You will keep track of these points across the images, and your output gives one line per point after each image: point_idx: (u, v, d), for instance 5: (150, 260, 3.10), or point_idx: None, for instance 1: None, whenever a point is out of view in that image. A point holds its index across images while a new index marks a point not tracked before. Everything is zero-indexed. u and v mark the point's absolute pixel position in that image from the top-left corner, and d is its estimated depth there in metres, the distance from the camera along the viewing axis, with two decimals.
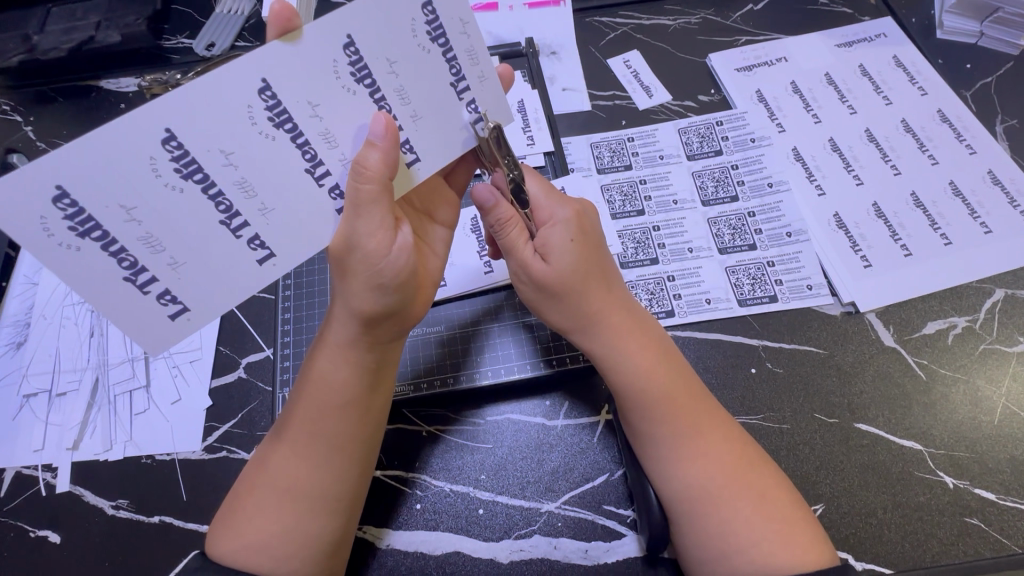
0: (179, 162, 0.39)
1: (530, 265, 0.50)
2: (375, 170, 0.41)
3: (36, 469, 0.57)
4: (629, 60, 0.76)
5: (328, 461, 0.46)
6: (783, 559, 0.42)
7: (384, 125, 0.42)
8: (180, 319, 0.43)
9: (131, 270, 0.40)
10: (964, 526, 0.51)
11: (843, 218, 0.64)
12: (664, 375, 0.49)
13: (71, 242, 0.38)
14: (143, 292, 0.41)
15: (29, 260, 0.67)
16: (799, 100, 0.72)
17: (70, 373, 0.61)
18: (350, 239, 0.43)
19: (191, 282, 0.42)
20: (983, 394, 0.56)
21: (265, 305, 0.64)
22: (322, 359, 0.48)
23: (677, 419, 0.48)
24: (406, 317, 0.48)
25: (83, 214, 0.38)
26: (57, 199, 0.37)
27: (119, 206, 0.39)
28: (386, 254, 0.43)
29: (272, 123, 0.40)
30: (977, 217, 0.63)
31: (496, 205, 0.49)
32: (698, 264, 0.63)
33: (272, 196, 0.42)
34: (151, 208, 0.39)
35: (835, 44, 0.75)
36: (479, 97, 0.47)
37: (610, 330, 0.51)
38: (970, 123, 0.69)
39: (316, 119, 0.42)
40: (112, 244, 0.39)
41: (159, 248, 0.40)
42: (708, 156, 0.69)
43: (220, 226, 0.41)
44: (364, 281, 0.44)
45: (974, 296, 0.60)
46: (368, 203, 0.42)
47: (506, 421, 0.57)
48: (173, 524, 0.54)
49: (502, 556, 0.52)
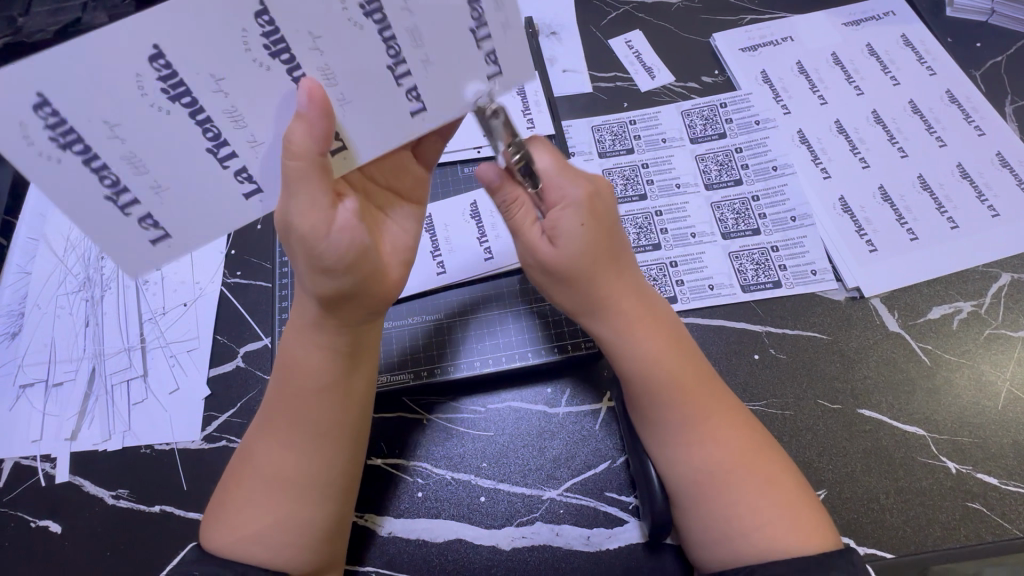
0: (166, 82, 0.37)
1: (538, 249, 0.48)
2: (301, 146, 0.39)
3: (34, 459, 0.56)
4: (631, 40, 0.74)
5: (312, 446, 0.46)
6: (790, 543, 0.42)
7: (308, 92, 0.38)
8: (162, 245, 0.42)
9: (113, 188, 0.39)
10: (967, 510, 0.51)
11: (848, 202, 0.63)
12: (675, 360, 0.49)
13: (51, 153, 0.37)
14: (125, 214, 0.40)
15: (21, 250, 0.66)
16: (805, 81, 0.70)
17: (66, 363, 0.60)
18: (286, 220, 0.41)
19: (174, 209, 0.41)
20: (987, 379, 0.56)
21: (262, 293, 0.63)
22: (294, 344, 0.47)
23: (684, 405, 0.47)
24: (371, 301, 0.45)
25: (66, 124, 0.37)
26: (38, 106, 0.36)
27: (103, 120, 0.37)
28: (325, 234, 0.40)
29: (268, 52, 0.39)
30: (984, 200, 0.62)
31: (500, 186, 0.48)
32: (701, 250, 0.63)
33: (261, 128, 0.41)
34: (136, 128, 0.38)
35: (843, 22, 0.73)
36: (501, 49, 0.43)
37: (621, 315, 0.50)
38: (979, 103, 0.67)
39: (317, 53, 0.40)
40: (94, 159, 0.38)
41: (142, 169, 0.39)
42: (712, 139, 0.68)
43: (207, 153, 0.40)
44: (311, 264, 0.41)
45: (980, 280, 0.59)
46: (297, 180, 0.39)
47: (507, 409, 0.57)
48: (174, 513, 0.54)
49: (504, 543, 0.52)
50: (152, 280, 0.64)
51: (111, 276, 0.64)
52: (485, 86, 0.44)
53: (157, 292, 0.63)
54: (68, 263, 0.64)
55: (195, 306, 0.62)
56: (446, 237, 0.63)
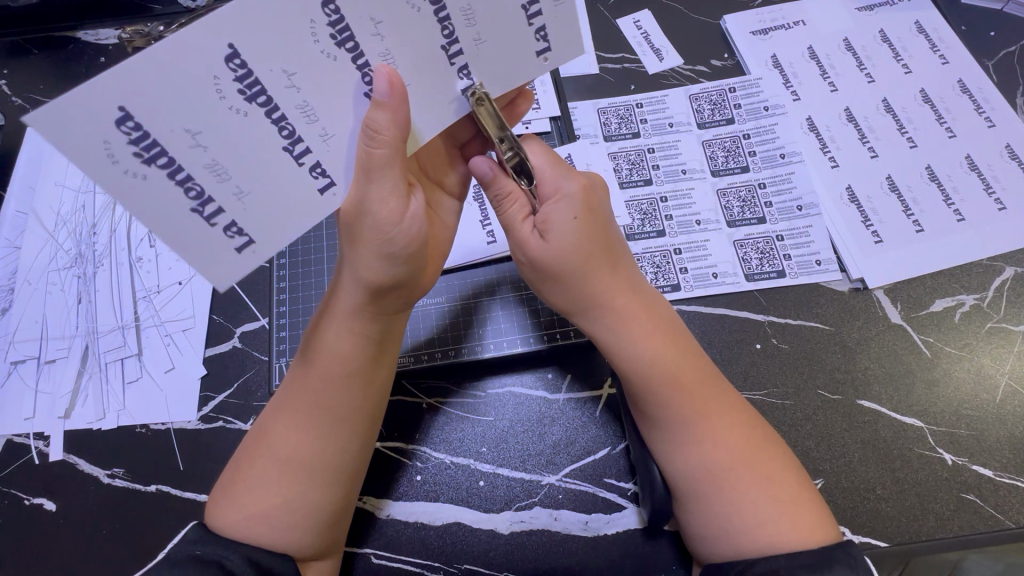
0: (242, 82, 0.36)
1: (532, 247, 0.47)
2: (387, 134, 0.38)
3: (27, 437, 0.55)
4: (640, 20, 0.72)
5: (329, 433, 0.45)
6: (789, 538, 0.42)
7: (387, 80, 0.37)
8: (246, 253, 0.40)
9: (198, 201, 0.38)
10: (960, 500, 0.51)
11: (855, 192, 0.63)
12: (672, 359, 0.48)
13: (137, 170, 0.36)
14: (209, 225, 0.39)
15: (9, 223, 0.64)
16: (816, 67, 0.69)
17: (59, 340, 0.59)
18: (361, 204, 0.40)
19: (257, 214, 0.39)
20: (986, 371, 0.56)
21: (259, 272, 0.62)
22: (324, 330, 0.46)
23: (684, 404, 0.47)
24: (414, 288, 0.46)
25: (150, 137, 0.35)
26: (121, 122, 0.34)
27: (185, 129, 0.36)
28: (398, 223, 0.41)
29: (334, 42, 0.37)
30: (992, 194, 0.62)
31: (494, 179, 0.46)
32: (706, 238, 0.62)
33: (334, 121, 0.40)
34: (216, 132, 0.37)
35: (857, 7, 0.72)
36: (551, 25, 0.42)
37: (617, 314, 0.49)
38: (991, 94, 0.66)
39: (377, 38, 0.38)
40: (179, 170, 0.37)
41: (224, 175, 0.38)
42: (720, 125, 0.67)
43: (284, 152, 0.39)
44: (375, 249, 0.42)
45: (983, 274, 0.59)
46: (381, 167, 0.39)
47: (507, 394, 0.57)
48: (171, 493, 0.53)
49: (502, 527, 0.52)
50: (145, 257, 0.62)
51: (104, 253, 0.62)
52: (534, 64, 0.43)
53: (151, 270, 0.62)
54: (59, 239, 0.63)
55: (189, 285, 0.61)
56: None
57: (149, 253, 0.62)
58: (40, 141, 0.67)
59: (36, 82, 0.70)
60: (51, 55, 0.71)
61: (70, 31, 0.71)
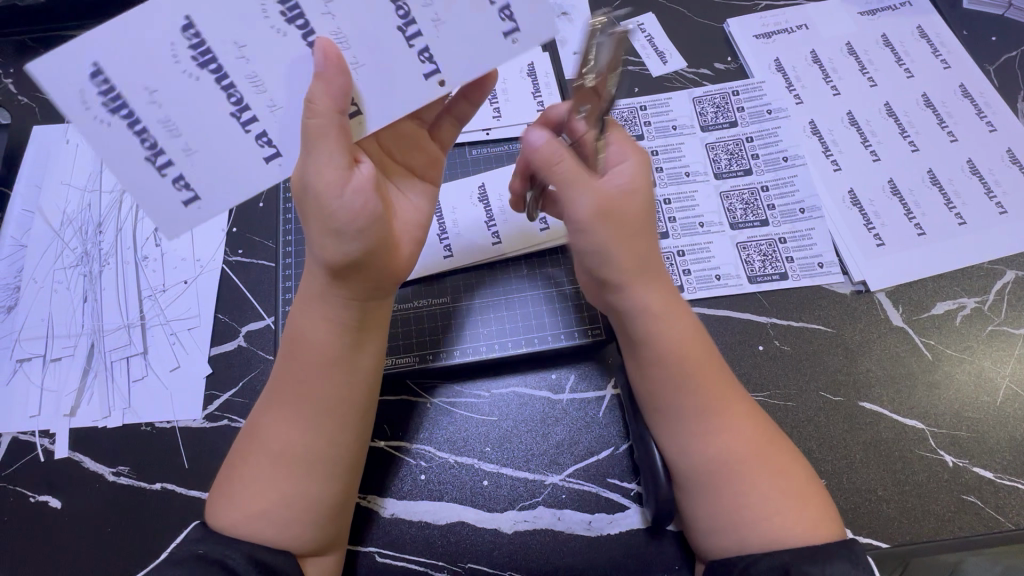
0: (196, 51, 0.39)
1: (605, 200, 0.45)
2: (323, 105, 0.38)
3: (33, 435, 0.56)
4: (643, 24, 0.73)
5: (315, 425, 0.45)
6: (796, 534, 0.42)
7: (323, 50, 0.39)
8: (192, 207, 0.41)
9: (151, 150, 0.40)
10: (962, 502, 0.52)
11: (857, 195, 0.63)
12: (699, 343, 0.48)
13: (103, 118, 0.39)
14: (160, 176, 0.41)
15: (15, 222, 0.64)
16: (818, 71, 0.69)
17: (64, 338, 0.59)
18: (304, 176, 0.40)
19: (203, 171, 0.41)
20: (988, 374, 0.56)
21: (264, 272, 0.62)
22: (301, 317, 0.46)
23: (708, 390, 0.47)
24: (378, 272, 0.45)
25: (116, 91, 0.39)
26: (93, 75, 0.38)
27: (144, 87, 0.39)
28: (338, 194, 0.39)
29: (284, 19, 0.39)
30: (992, 197, 0.62)
31: (542, 146, 0.46)
32: (709, 240, 0.62)
33: (280, 92, 0.40)
34: (170, 92, 0.39)
35: (858, 12, 0.72)
36: (517, 7, 0.41)
37: (662, 286, 0.48)
38: (991, 98, 0.67)
39: (328, 17, 0.40)
40: (137, 122, 0.39)
41: (176, 131, 0.40)
42: (723, 127, 0.67)
43: (230, 118, 0.40)
44: (318, 223, 0.41)
45: (984, 277, 0.60)
46: (319, 137, 0.39)
47: (511, 394, 0.57)
48: (175, 491, 0.54)
49: (506, 526, 0.52)
50: (151, 257, 0.62)
51: (110, 252, 0.63)
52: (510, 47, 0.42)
53: (156, 269, 0.62)
54: (65, 237, 0.63)
55: (195, 284, 0.61)
56: (452, 220, 0.62)
57: (155, 252, 0.63)
58: (46, 140, 0.67)
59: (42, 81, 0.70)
60: None
61: (77, 31, 0.72)
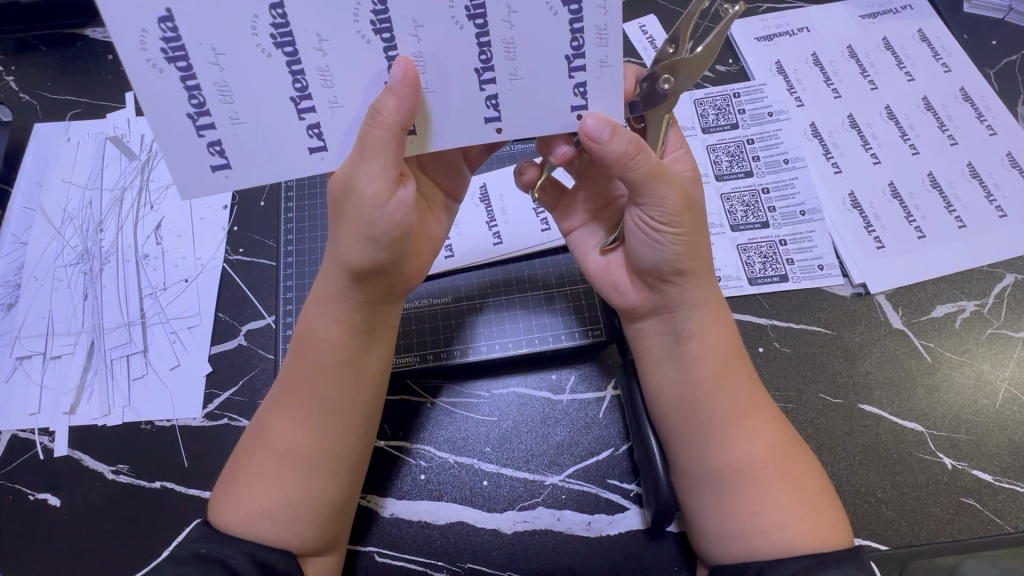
0: (277, 29, 0.38)
1: (681, 183, 0.45)
2: (389, 117, 0.38)
3: (32, 432, 0.56)
4: (645, 25, 0.73)
5: (325, 426, 0.46)
6: (803, 543, 0.43)
7: (403, 70, 0.38)
8: (219, 173, 0.42)
9: (196, 108, 0.39)
10: (960, 505, 0.52)
11: (858, 198, 0.63)
12: (735, 345, 0.49)
13: (159, 64, 0.38)
14: (197, 134, 0.40)
15: (15, 220, 0.64)
16: (820, 74, 0.69)
17: (65, 336, 0.59)
18: (350, 180, 0.40)
19: (245, 144, 0.41)
20: (987, 377, 0.56)
21: (265, 271, 0.62)
22: (312, 317, 0.47)
23: (739, 394, 0.47)
24: (398, 277, 0.46)
25: (181, 41, 0.37)
26: (162, 21, 0.37)
27: (211, 47, 0.38)
28: (381, 205, 0.40)
29: (372, 27, 0.38)
30: (992, 201, 0.62)
31: (614, 133, 0.41)
32: (711, 242, 0.62)
33: (346, 92, 0.40)
34: (237, 61, 0.38)
35: (859, 15, 0.72)
36: (592, 82, 0.42)
37: (711, 288, 0.49)
38: (992, 102, 0.67)
39: (414, 39, 0.39)
40: (192, 78, 0.38)
41: (229, 98, 0.39)
42: (724, 129, 0.67)
43: (288, 101, 0.40)
44: (355, 228, 0.41)
45: (984, 280, 0.60)
46: (375, 147, 0.39)
47: (511, 395, 0.57)
48: (175, 489, 0.54)
49: (505, 526, 0.52)
50: (152, 254, 0.62)
51: (111, 249, 0.63)
52: (561, 81, 0.41)
53: (157, 268, 0.62)
54: (65, 235, 0.63)
55: (196, 282, 0.61)
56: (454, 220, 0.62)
57: (156, 251, 0.63)
58: (47, 137, 0.67)
59: (43, 77, 0.70)
60: (58, 50, 0.71)
61: (78, 27, 0.72)
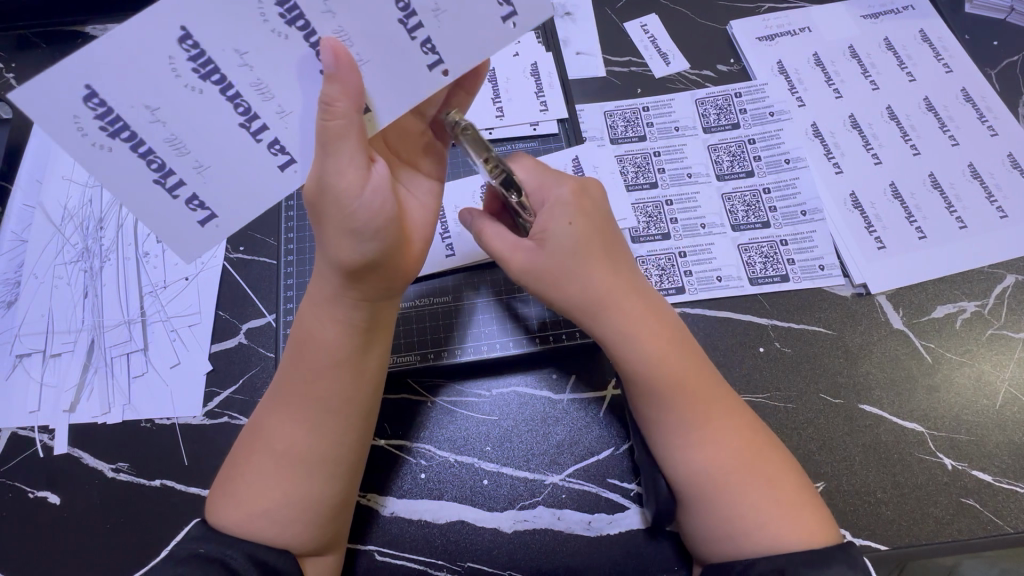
0: (196, 62, 0.37)
1: (534, 262, 0.48)
2: (341, 106, 0.38)
3: (32, 430, 0.55)
4: (647, 24, 0.73)
5: (319, 426, 0.45)
6: (782, 543, 0.42)
7: (332, 52, 0.37)
8: (210, 225, 0.42)
9: (159, 172, 0.39)
10: (961, 505, 0.52)
11: (859, 198, 0.63)
12: (682, 361, 0.47)
13: (104, 143, 0.38)
14: (172, 197, 0.40)
15: (15, 217, 0.64)
16: (821, 75, 0.69)
17: (64, 334, 0.59)
18: (323, 179, 0.39)
19: (217, 186, 0.41)
20: (987, 378, 0.56)
21: (265, 270, 0.62)
22: (312, 319, 0.46)
23: (689, 404, 0.46)
24: (395, 272, 0.45)
25: (113, 113, 0.37)
26: (88, 99, 0.37)
27: (144, 105, 0.38)
28: (359, 195, 0.39)
29: (284, 21, 0.38)
30: (994, 202, 0.62)
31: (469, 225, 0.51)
32: (711, 241, 0.62)
33: (289, 98, 0.39)
34: (173, 108, 0.38)
35: (861, 15, 0.72)
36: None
37: (626, 316, 0.48)
38: (993, 103, 0.67)
39: (328, 15, 0.38)
40: (141, 144, 0.39)
41: (184, 150, 0.39)
42: (726, 129, 0.67)
43: (240, 129, 0.39)
44: (339, 226, 0.40)
45: (985, 281, 0.60)
46: (339, 138, 0.38)
47: (512, 393, 0.57)
48: (175, 488, 0.54)
49: (505, 526, 0.52)
50: (152, 253, 0.62)
51: (111, 247, 0.62)
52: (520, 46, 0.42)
53: (157, 265, 0.62)
54: (66, 233, 0.63)
55: (196, 280, 0.61)
56: (454, 219, 0.62)
57: (155, 249, 0.63)
58: (48, 135, 0.67)
59: None
60: (60, 49, 0.71)
61: (79, 26, 0.72)
